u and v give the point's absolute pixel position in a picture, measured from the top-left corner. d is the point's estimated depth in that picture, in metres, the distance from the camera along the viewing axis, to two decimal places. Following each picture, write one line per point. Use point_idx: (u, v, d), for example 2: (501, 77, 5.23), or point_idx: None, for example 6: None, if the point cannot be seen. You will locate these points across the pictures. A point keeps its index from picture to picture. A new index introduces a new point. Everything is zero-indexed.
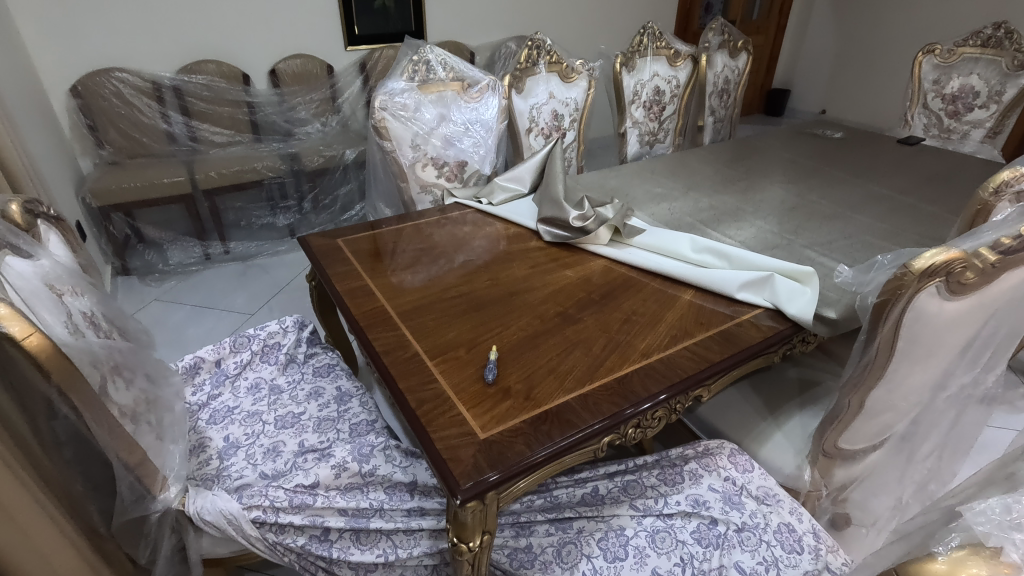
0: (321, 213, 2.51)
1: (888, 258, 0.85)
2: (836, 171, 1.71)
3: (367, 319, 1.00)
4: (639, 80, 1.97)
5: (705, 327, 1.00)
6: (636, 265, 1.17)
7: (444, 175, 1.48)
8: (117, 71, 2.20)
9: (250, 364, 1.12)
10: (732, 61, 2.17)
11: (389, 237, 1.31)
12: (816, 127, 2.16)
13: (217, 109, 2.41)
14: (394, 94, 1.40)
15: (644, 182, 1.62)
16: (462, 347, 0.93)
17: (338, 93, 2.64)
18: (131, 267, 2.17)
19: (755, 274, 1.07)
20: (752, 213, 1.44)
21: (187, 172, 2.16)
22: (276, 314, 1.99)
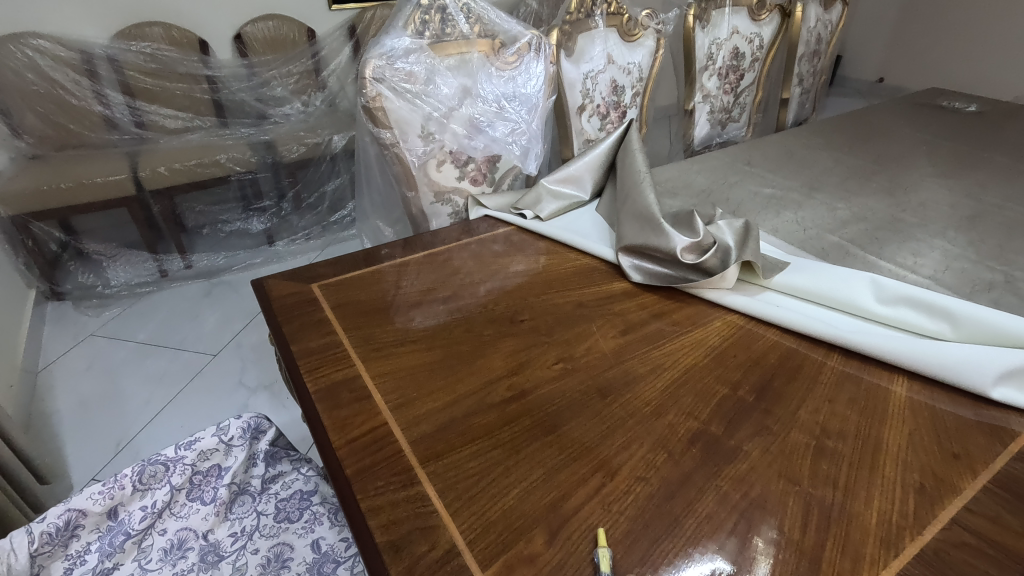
0: (305, 215, 2.03)
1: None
2: (1000, 159, 1.25)
3: (357, 460, 0.56)
4: (715, 39, 1.49)
5: (967, 467, 0.55)
6: (792, 327, 0.73)
7: (467, 177, 1.05)
8: (31, 36, 1.72)
9: (170, 507, 0.68)
10: (826, 13, 1.69)
11: (391, 275, 0.85)
12: (935, 97, 1.68)
13: (168, 86, 1.94)
14: (393, 56, 0.92)
15: (745, 179, 1.16)
16: (536, 530, 0.49)
17: (321, 64, 2.16)
18: (63, 290, 1.72)
19: (1021, 355, 0.62)
20: (920, 226, 0.99)
21: (129, 168, 1.70)
22: (246, 351, 1.55)
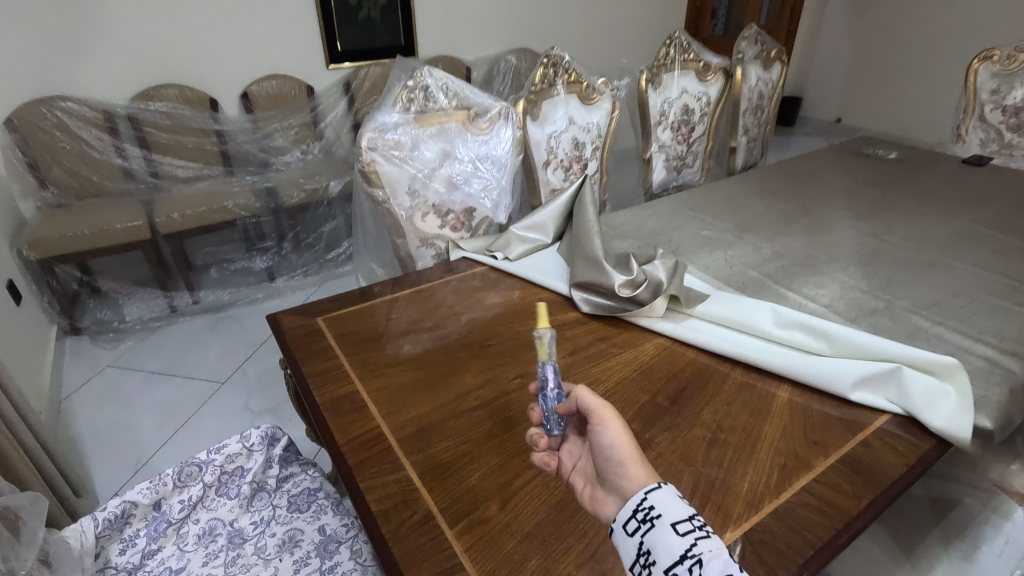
0: (303, 253, 2.21)
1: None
2: (906, 202, 1.45)
3: (357, 454, 0.72)
4: (666, 97, 1.71)
5: (822, 451, 0.72)
6: (705, 347, 0.90)
7: (448, 225, 1.23)
8: (60, 99, 1.97)
9: (202, 500, 0.84)
10: (766, 72, 1.91)
11: (383, 308, 1.03)
12: (864, 145, 1.89)
13: (181, 140, 2.21)
14: (385, 129, 1.12)
15: (687, 222, 1.35)
16: (493, 500, 0.66)
17: (319, 117, 2.45)
18: (81, 325, 1.88)
19: (873, 366, 0.80)
20: (828, 262, 1.17)
21: (147, 215, 1.88)
22: (251, 378, 1.70)
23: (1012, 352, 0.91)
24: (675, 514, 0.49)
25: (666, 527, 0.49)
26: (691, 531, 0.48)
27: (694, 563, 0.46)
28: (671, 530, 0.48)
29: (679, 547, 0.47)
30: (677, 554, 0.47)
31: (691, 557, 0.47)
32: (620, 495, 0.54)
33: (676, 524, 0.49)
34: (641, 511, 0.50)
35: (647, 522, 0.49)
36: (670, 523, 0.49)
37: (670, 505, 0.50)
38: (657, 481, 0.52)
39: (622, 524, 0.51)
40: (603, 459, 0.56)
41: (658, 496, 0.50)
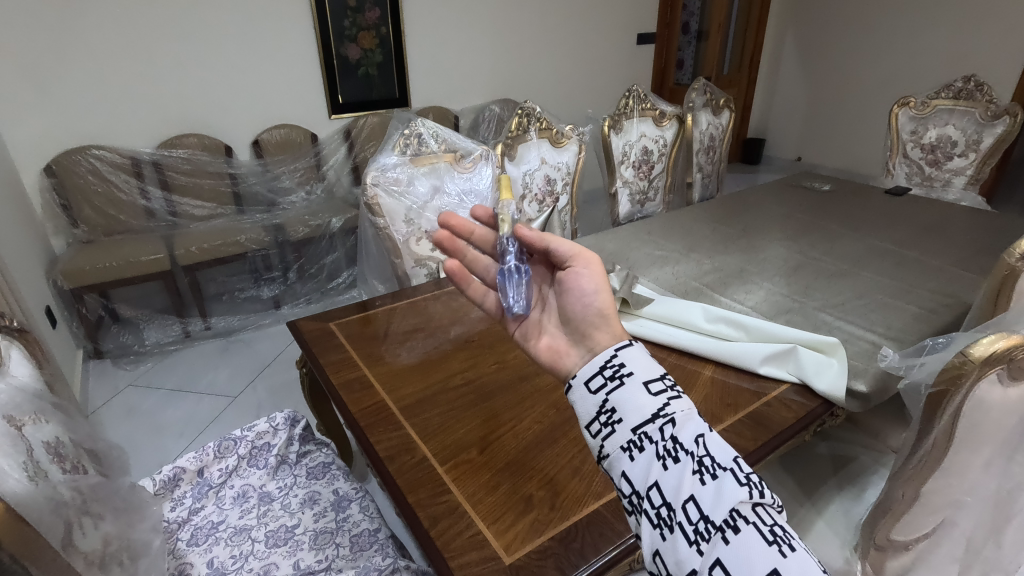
0: (307, 282, 2.44)
1: (941, 340, 0.84)
2: (831, 226, 1.69)
3: (366, 418, 0.92)
4: (627, 141, 1.97)
5: (732, 409, 0.93)
6: (650, 338, 1.11)
7: (439, 248, 1.44)
8: (94, 149, 2.29)
9: (236, 470, 1.03)
10: (715, 118, 2.20)
11: (383, 316, 1.23)
12: (804, 179, 2.16)
13: (198, 181, 2.49)
14: (386, 169, 1.37)
15: (643, 245, 1.58)
16: (474, 447, 0.85)
17: (322, 160, 2.76)
18: (104, 349, 2.09)
19: (777, 347, 1.02)
20: (758, 274, 1.40)
21: (167, 248, 2.09)
22: (261, 393, 1.88)
23: (896, 338, 1.12)
24: (647, 374, 0.55)
25: (639, 388, 0.54)
26: (663, 392, 0.54)
27: (666, 421, 0.52)
28: (644, 389, 0.54)
29: (651, 407, 0.53)
30: (649, 413, 0.52)
31: (663, 416, 0.52)
32: (589, 347, 0.62)
33: (650, 385, 0.54)
34: (612, 368, 0.57)
35: (617, 379, 0.55)
36: (643, 384, 0.54)
37: (643, 367, 0.56)
38: (625, 338, 0.60)
39: (589, 381, 0.57)
40: (583, 310, 0.65)
41: (628, 356, 0.57)
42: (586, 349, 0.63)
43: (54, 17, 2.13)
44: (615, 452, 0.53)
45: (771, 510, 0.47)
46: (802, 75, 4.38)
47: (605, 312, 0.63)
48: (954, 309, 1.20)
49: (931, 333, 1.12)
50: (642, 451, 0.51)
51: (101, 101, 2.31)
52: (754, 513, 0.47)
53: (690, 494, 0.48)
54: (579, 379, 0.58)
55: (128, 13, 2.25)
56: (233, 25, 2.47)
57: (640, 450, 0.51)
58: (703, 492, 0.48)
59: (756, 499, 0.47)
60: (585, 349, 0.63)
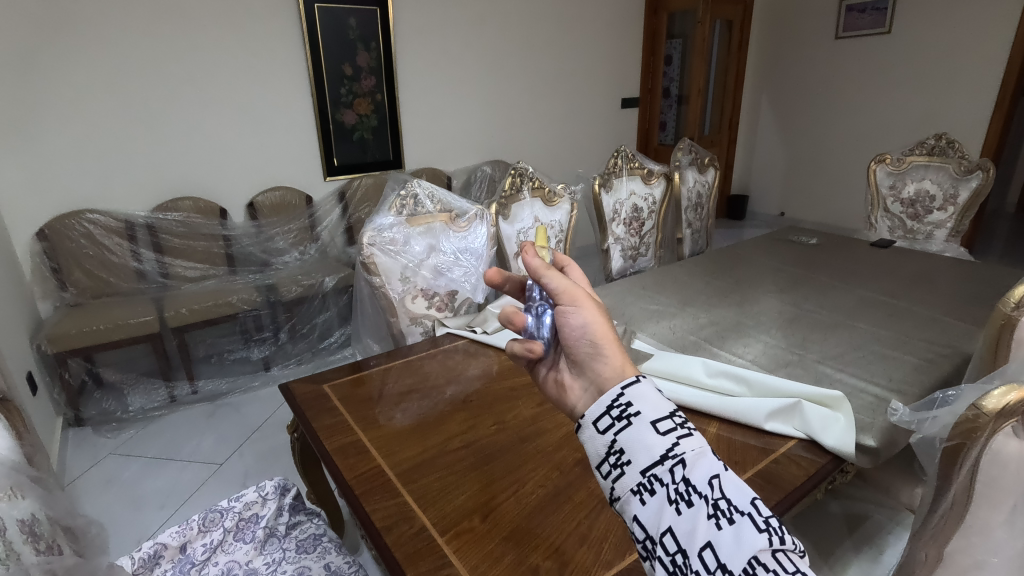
0: (298, 342, 2.42)
1: (951, 392, 0.84)
2: (821, 278, 1.72)
3: (362, 485, 0.88)
4: (617, 199, 2.02)
5: (741, 467, 0.90)
6: None
7: (434, 306, 1.44)
8: (88, 213, 2.30)
9: (221, 545, 0.97)
10: (701, 176, 2.27)
11: (377, 377, 1.20)
12: (791, 233, 2.21)
13: (191, 244, 2.50)
14: (382, 229, 1.39)
15: (639, 299, 1.59)
16: (475, 515, 0.81)
17: (316, 222, 2.79)
18: (85, 416, 2.02)
19: (781, 402, 1.00)
20: (754, 326, 1.40)
21: (156, 310, 2.07)
22: (248, 460, 1.81)
23: (899, 390, 1.11)
24: (656, 413, 0.51)
25: (647, 427, 0.50)
26: (672, 431, 0.50)
27: (677, 463, 0.48)
28: (652, 429, 0.50)
29: (660, 447, 0.49)
30: (657, 455, 0.49)
31: (673, 457, 0.49)
32: (592, 381, 0.57)
33: (658, 424, 0.51)
34: (619, 407, 0.52)
35: (624, 419, 0.51)
36: (652, 423, 0.51)
37: (651, 405, 0.52)
38: (634, 376, 0.55)
39: (597, 421, 0.52)
40: (576, 337, 0.59)
41: (636, 394, 0.53)
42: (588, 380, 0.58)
43: (59, 87, 2.21)
44: (626, 494, 0.49)
45: (791, 554, 0.46)
46: (780, 135, 4.58)
47: (601, 340, 0.58)
48: (953, 360, 1.20)
49: (934, 384, 1.11)
50: (653, 495, 0.48)
51: (98, 167, 2.35)
52: (773, 560, 0.45)
53: (707, 540, 0.46)
54: (586, 418, 0.53)
55: (133, 82, 2.34)
56: (234, 93, 2.57)
57: (651, 493, 0.48)
58: (721, 537, 0.46)
59: (775, 544, 0.45)
60: (589, 381, 0.57)
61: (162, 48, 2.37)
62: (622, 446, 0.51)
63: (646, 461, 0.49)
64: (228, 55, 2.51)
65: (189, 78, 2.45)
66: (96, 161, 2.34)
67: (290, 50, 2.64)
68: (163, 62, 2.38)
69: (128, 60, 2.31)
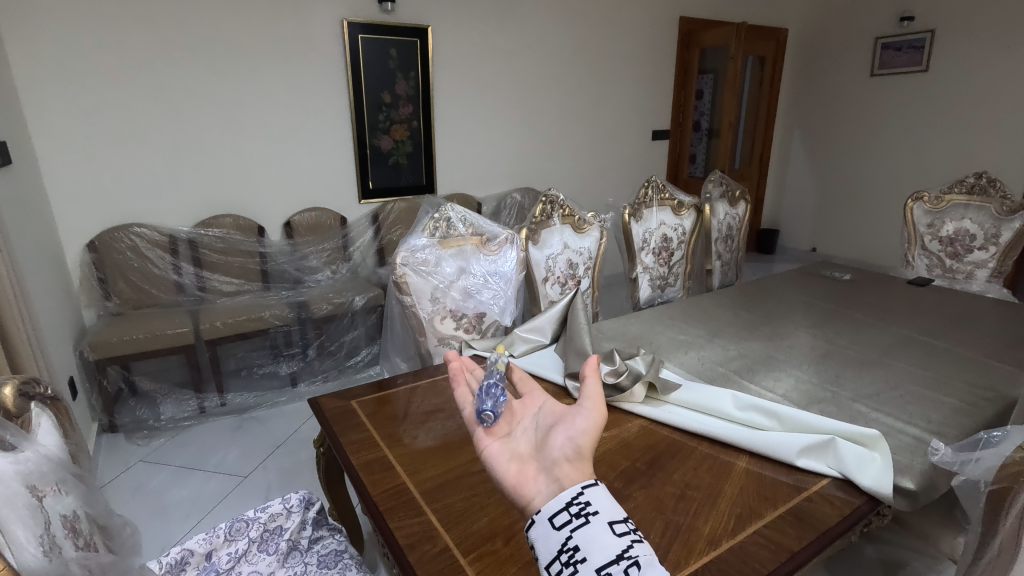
0: (325, 359, 2.47)
1: (996, 433, 0.82)
2: (855, 314, 1.68)
3: (387, 501, 0.88)
4: (647, 228, 2.02)
5: (771, 504, 0.87)
6: (678, 426, 1.07)
7: (462, 327, 1.46)
8: (136, 227, 2.42)
9: (246, 555, 0.98)
10: (732, 208, 2.26)
11: (404, 396, 1.21)
12: (824, 268, 2.17)
13: (230, 260, 2.58)
14: (415, 250, 1.42)
15: (667, 328, 1.58)
16: (498, 538, 0.80)
17: (349, 243, 2.86)
18: (119, 422, 2.09)
19: (814, 438, 0.98)
20: (785, 360, 1.38)
21: (193, 322, 2.14)
22: (272, 474, 1.83)
23: (938, 433, 1.07)
24: (612, 514, 0.52)
25: (604, 526, 0.51)
26: (628, 533, 0.51)
27: (631, 563, 0.49)
28: (608, 529, 0.50)
29: (616, 547, 0.49)
30: (613, 554, 0.49)
31: (627, 557, 0.49)
32: (556, 480, 0.57)
33: (614, 524, 0.51)
34: (577, 505, 0.52)
35: (582, 516, 0.52)
36: (607, 523, 0.51)
37: (608, 506, 0.53)
38: (592, 479, 0.56)
39: (552, 517, 0.52)
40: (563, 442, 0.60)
41: (594, 495, 0.54)
42: (552, 481, 0.57)
43: (117, 108, 2.35)
44: None
45: None
46: (812, 171, 4.54)
47: (583, 452, 0.59)
48: (996, 404, 1.15)
49: (975, 428, 1.07)
50: None
51: (148, 184, 2.47)
52: None
53: None
54: (541, 514, 0.53)
55: (186, 103, 2.47)
56: (278, 118, 2.68)
57: None
58: None
59: None
60: (552, 479, 0.57)
61: (213, 73, 2.50)
62: (573, 548, 0.50)
63: (600, 560, 0.49)
64: (275, 81, 2.63)
65: (238, 101, 2.58)
66: (146, 178, 2.46)
67: (333, 77, 2.76)
68: (213, 86, 2.51)
69: (184, 84, 2.45)
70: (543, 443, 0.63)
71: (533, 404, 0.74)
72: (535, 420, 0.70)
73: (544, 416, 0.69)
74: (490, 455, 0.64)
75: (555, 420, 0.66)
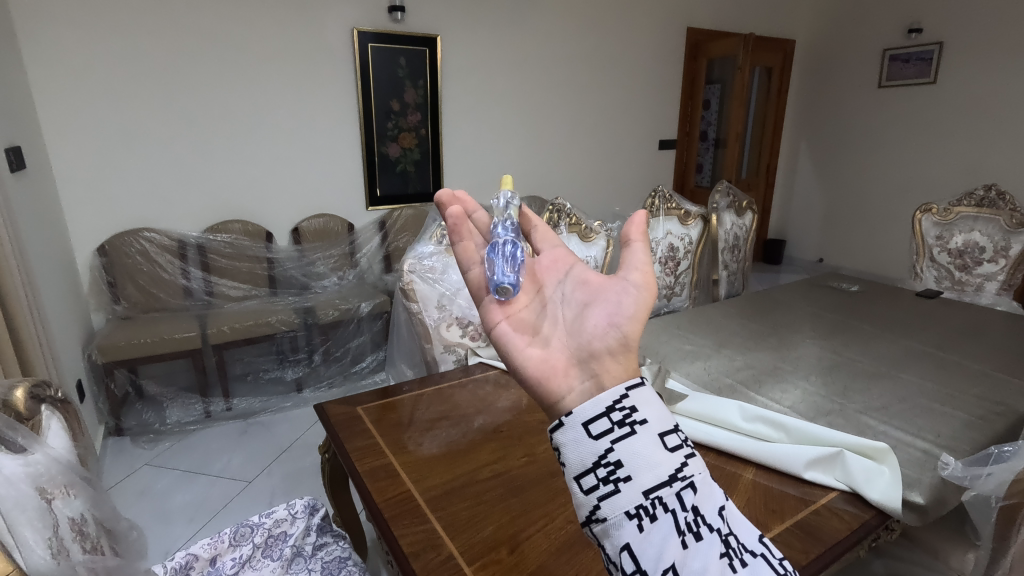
0: (331, 366, 2.47)
1: (1007, 449, 0.83)
2: (864, 326, 1.67)
3: (391, 509, 0.88)
4: (654, 238, 2.03)
5: (779, 516, 0.87)
6: (685, 436, 1.07)
7: (468, 334, 1.45)
8: (146, 232, 2.44)
9: (250, 560, 0.98)
10: (739, 219, 2.26)
11: (409, 403, 1.21)
12: (831, 279, 2.16)
13: (238, 265, 2.60)
14: (422, 257, 1.42)
15: (673, 338, 1.57)
16: (502, 547, 0.80)
17: (356, 249, 2.86)
18: (125, 426, 2.10)
19: (821, 450, 0.97)
20: (792, 371, 1.37)
21: (200, 327, 2.15)
22: (276, 480, 1.83)
23: (948, 446, 1.06)
24: (662, 426, 0.50)
25: (654, 440, 0.49)
26: (679, 448, 0.50)
27: (686, 485, 0.48)
28: (659, 443, 0.49)
29: (669, 467, 0.48)
30: (665, 475, 0.48)
31: (682, 478, 0.48)
32: (594, 374, 0.54)
33: (664, 438, 0.49)
34: (621, 412, 0.50)
35: (627, 426, 0.49)
36: (658, 436, 0.49)
37: (656, 415, 0.50)
38: (637, 379, 0.53)
39: (592, 425, 0.49)
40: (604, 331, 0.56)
41: (639, 399, 0.51)
42: (589, 374, 0.54)
43: (130, 115, 2.38)
44: (620, 515, 0.47)
45: None
46: (820, 181, 4.53)
47: (628, 341, 0.55)
48: (1007, 418, 1.14)
49: (986, 442, 1.06)
50: (655, 519, 0.47)
51: (158, 190, 2.50)
52: None
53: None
54: (577, 416, 0.50)
55: (197, 110, 2.50)
56: (288, 125, 2.71)
57: (654, 516, 0.47)
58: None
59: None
60: (588, 375, 0.54)
61: (224, 81, 2.53)
62: (618, 468, 0.48)
63: (650, 480, 0.47)
64: (285, 89, 2.66)
65: (249, 108, 2.61)
66: (157, 183, 2.49)
67: (342, 85, 2.78)
68: (224, 94, 2.54)
69: (196, 91, 2.48)
70: (576, 325, 0.58)
71: (557, 273, 0.67)
72: (561, 291, 0.64)
73: (573, 288, 0.63)
74: (513, 339, 0.59)
75: (589, 297, 0.60)
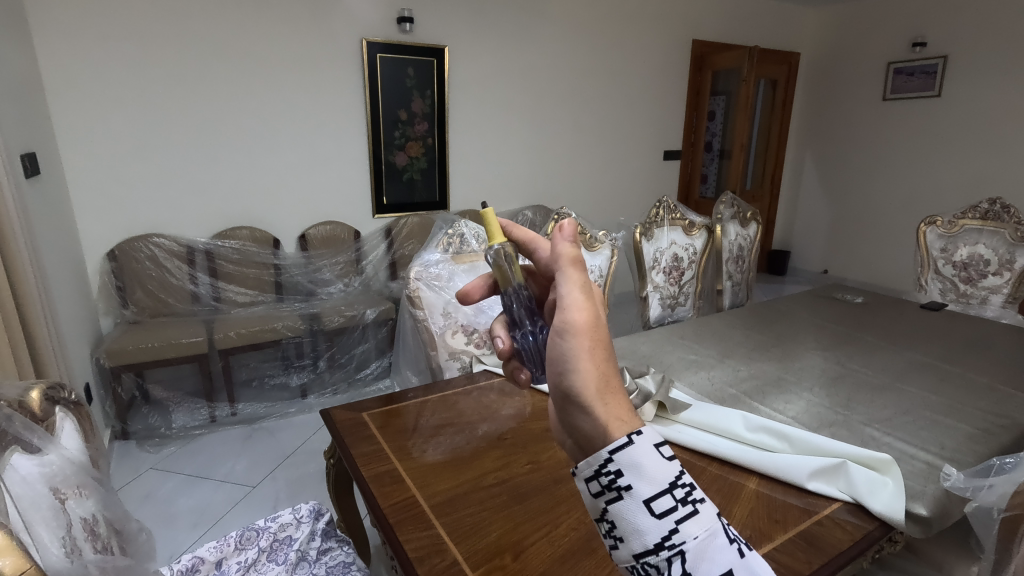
0: (335, 372, 2.48)
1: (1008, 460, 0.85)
2: (868, 337, 1.67)
3: (396, 514, 0.89)
4: (658, 247, 2.04)
5: (782, 526, 0.87)
6: (688, 446, 1.07)
7: (473, 342, 1.46)
8: (155, 237, 2.47)
9: (255, 564, 0.99)
10: (743, 229, 2.26)
11: (413, 410, 1.22)
12: (835, 291, 2.16)
13: (245, 271, 2.62)
14: (429, 264, 1.46)
15: (677, 348, 1.58)
16: (506, 554, 0.81)
17: (362, 256, 2.90)
18: (131, 430, 2.11)
19: (824, 461, 0.98)
20: (796, 382, 1.37)
21: (207, 332, 2.17)
22: (280, 485, 1.84)
23: (952, 459, 1.06)
24: (649, 492, 0.46)
25: (640, 506, 0.46)
26: (671, 511, 0.46)
27: (675, 554, 0.45)
28: (645, 510, 0.46)
29: (657, 534, 0.46)
30: (651, 543, 0.46)
31: (671, 546, 0.45)
32: (571, 435, 0.52)
33: (653, 503, 0.46)
34: (606, 477, 0.47)
35: (613, 492, 0.47)
36: (644, 502, 0.46)
37: (645, 478, 0.46)
38: (624, 436, 0.48)
39: (582, 484, 0.49)
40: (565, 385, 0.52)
41: (625, 462, 0.47)
42: (568, 435, 0.52)
43: (142, 122, 2.41)
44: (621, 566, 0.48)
45: None
46: (825, 193, 4.54)
47: (586, 392, 0.50)
48: (1011, 432, 1.14)
49: (990, 456, 1.06)
50: None
51: (168, 196, 2.53)
52: None
53: None
54: (570, 474, 0.50)
55: (208, 118, 2.54)
56: (297, 133, 2.74)
57: None
58: None
59: None
60: (568, 435, 0.52)
61: (235, 90, 2.56)
62: (610, 529, 0.48)
63: (639, 546, 0.46)
64: (294, 97, 2.69)
65: (258, 117, 2.64)
66: (167, 190, 2.52)
67: (350, 94, 2.81)
68: (235, 102, 2.58)
69: (206, 99, 2.51)
70: None
71: None
72: None
73: None
74: None
75: None
